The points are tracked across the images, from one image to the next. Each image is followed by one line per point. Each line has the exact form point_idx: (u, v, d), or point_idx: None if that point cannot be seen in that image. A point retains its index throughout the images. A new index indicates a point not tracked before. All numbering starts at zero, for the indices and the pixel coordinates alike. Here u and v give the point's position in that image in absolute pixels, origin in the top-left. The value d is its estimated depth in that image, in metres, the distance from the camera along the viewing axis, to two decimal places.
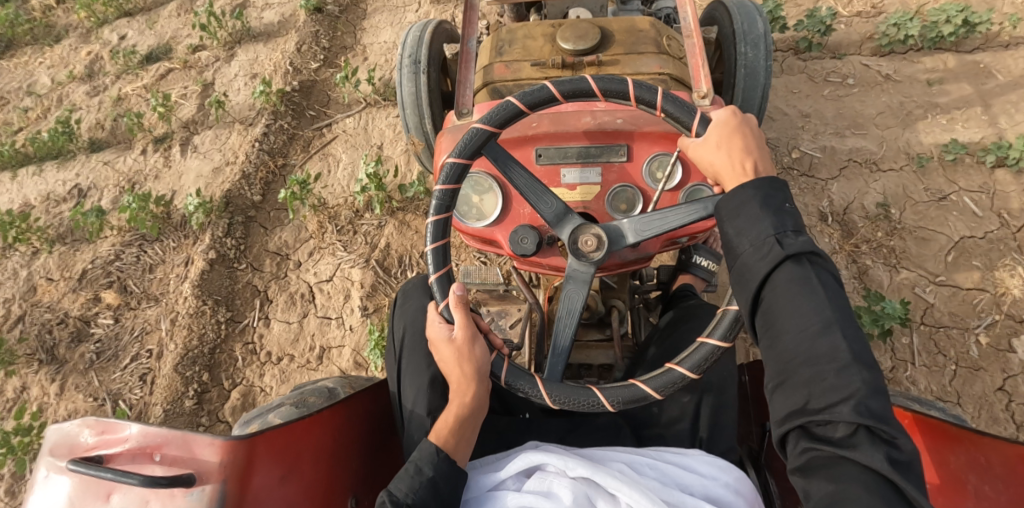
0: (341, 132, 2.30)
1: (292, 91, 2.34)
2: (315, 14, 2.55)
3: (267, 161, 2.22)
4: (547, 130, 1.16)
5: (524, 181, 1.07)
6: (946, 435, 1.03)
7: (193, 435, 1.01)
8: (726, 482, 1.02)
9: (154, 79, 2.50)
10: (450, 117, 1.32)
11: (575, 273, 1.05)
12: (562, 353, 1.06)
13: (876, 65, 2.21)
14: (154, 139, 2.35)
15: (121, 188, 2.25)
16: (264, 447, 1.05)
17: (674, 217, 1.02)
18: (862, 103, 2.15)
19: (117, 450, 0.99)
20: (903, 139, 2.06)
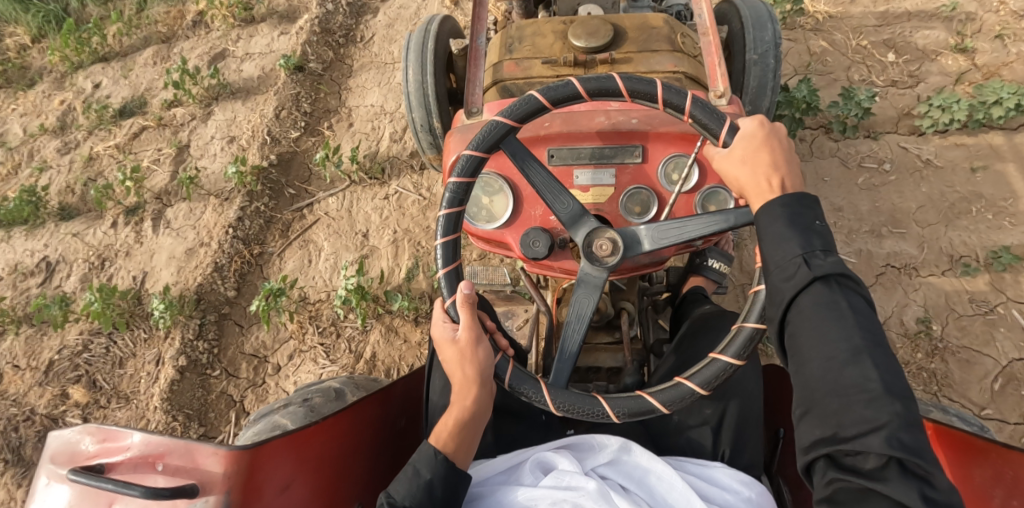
0: (322, 213, 2.20)
1: (269, 167, 2.25)
2: (295, 73, 2.44)
3: (242, 250, 2.12)
4: (560, 130, 1.13)
5: (542, 178, 1.05)
6: (970, 447, 1.00)
7: (197, 445, 0.98)
8: (748, 497, 1.01)
9: (126, 137, 2.45)
10: (460, 116, 1.28)
11: (588, 277, 1.03)
12: (569, 359, 1.03)
13: (915, 148, 2.07)
14: (125, 209, 2.28)
15: (90, 263, 2.20)
16: (268, 455, 1.02)
17: (691, 228, 1.00)
18: (900, 196, 2.00)
19: (118, 459, 0.97)
20: (945, 238, 1.92)
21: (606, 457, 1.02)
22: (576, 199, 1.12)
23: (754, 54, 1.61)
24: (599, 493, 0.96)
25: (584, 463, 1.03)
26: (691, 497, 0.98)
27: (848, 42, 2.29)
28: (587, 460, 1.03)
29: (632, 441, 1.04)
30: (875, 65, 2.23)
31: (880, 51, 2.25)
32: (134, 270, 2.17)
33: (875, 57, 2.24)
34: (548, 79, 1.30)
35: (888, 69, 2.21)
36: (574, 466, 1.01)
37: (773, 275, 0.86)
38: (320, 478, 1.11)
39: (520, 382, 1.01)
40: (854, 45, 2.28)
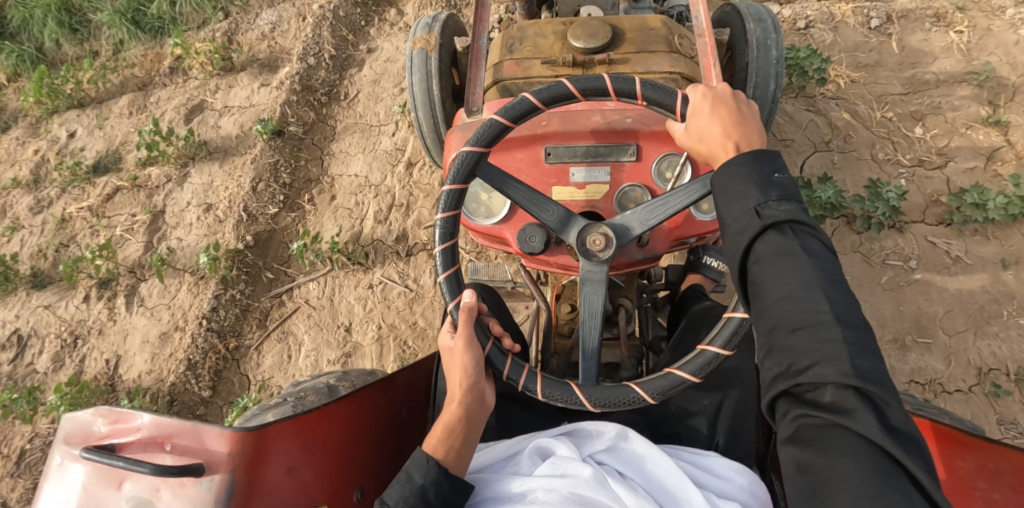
0: (303, 301, 2.18)
1: (245, 249, 2.24)
2: (274, 138, 2.41)
3: (217, 345, 2.11)
4: (556, 129, 1.17)
5: (522, 195, 1.07)
6: (955, 440, 1.03)
7: (204, 426, 1.03)
8: (742, 484, 1.04)
9: (99, 199, 2.47)
10: (461, 115, 1.33)
11: (589, 275, 1.06)
12: (593, 356, 1.07)
13: (946, 243, 1.90)
14: (97, 282, 2.31)
15: (63, 341, 2.25)
16: (274, 436, 1.07)
17: (667, 202, 1.04)
18: (928, 300, 1.86)
19: (129, 439, 1.02)
20: (973, 349, 1.79)
21: (605, 444, 1.05)
22: (572, 196, 1.15)
23: (757, 48, 1.63)
24: (595, 479, 0.99)
25: (582, 449, 1.05)
26: (687, 484, 1.00)
27: (874, 113, 2.08)
28: (585, 447, 1.06)
29: (628, 429, 1.07)
30: (903, 141, 2.04)
31: (907, 125, 2.05)
32: (106, 353, 2.20)
33: (904, 132, 2.05)
34: (547, 79, 1.34)
35: (915, 145, 2.02)
36: (573, 452, 1.03)
37: (729, 229, 0.90)
38: (326, 463, 1.15)
39: (557, 389, 1.04)
40: (880, 117, 2.08)
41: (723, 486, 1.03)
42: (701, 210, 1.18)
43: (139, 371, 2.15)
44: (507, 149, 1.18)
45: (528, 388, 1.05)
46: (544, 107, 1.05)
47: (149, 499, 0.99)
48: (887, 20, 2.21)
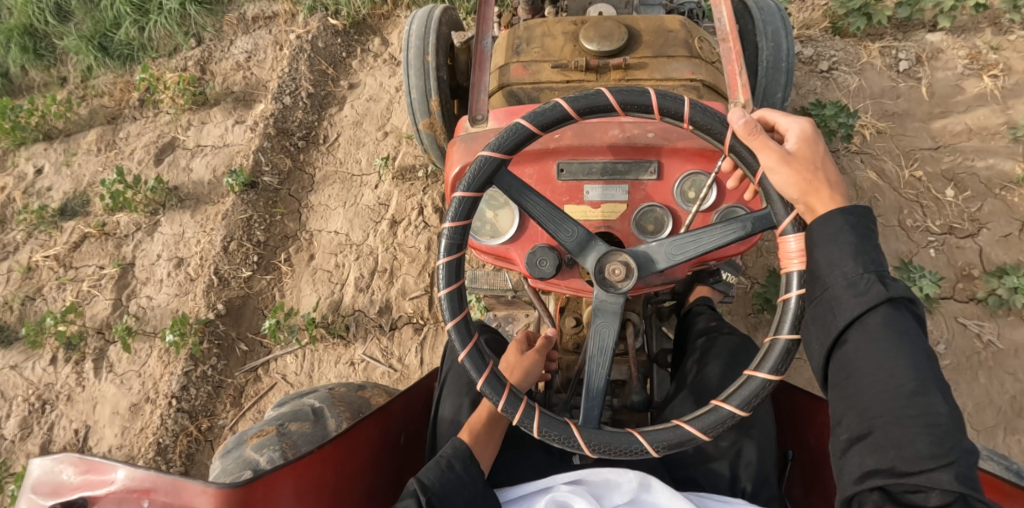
0: (279, 377, 2.09)
1: (217, 319, 2.12)
2: (248, 191, 2.30)
3: (189, 427, 1.99)
4: (570, 143, 1.07)
5: (541, 211, 0.99)
6: (996, 490, 0.96)
7: (185, 482, 0.94)
8: None
9: (67, 247, 2.39)
10: (462, 123, 1.23)
11: (604, 305, 0.98)
12: (597, 396, 0.97)
13: (977, 323, 1.84)
14: (64, 343, 2.22)
15: (30, 406, 2.17)
16: (261, 493, 0.97)
17: (713, 235, 0.96)
18: (955, 392, 1.79)
19: (102, 492, 0.93)
20: (1002, 445, 1.72)
21: (626, 497, 0.98)
22: (586, 216, 1.08)
23: (767, 40, 1.58)
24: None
25: (602, 503, 0.99)
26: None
27: (901, 173, 2.02)
28: (605, 499, 0.99)
29: (650, 477, 1.00)
30: (932, 205, 1.98)
31: (938, 187, 1.99)
32: (75, 422, 2.12)
33: (933, 194, 1.99)
34: (557, 84, 1.26)
35: (946, 210, 1.96)
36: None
37: (839, 290, 0.84)
38: None
39: (605, 440, 0.93)
40: (907, 177, 2.01)
41: None
42: None
43: (109, 444, 2.06)
44: (515, 164, 1.09)
45: (569, 442, 0.94)
46: (578, 118, 0.96)
47: None
48: (914, 62, 2.15)
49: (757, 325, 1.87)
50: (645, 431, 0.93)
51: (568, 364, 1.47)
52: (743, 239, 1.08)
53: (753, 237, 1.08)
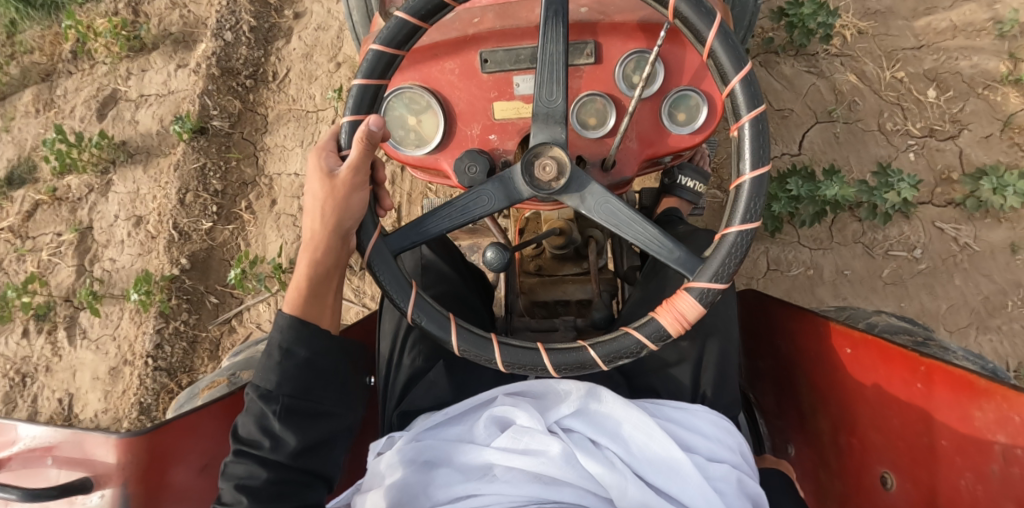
0: (254, 325, 1.97)
1: (183, 274, 1.95)
2: (198, 137, 2.02)
3: (168, 384, 1.88)
4: (492, 26, 0.94)
5: (547, 51, 0.84)
6: (972, 388, 0.89)
7: (85, 434, 0.86)
8: (729, 445, 0.92)
9: (20, 217, 2.11)
10: (377, 19, 1.09)
11: (508, 178, 0.88)
12: (425, 233, 0.90)
13: (954, 227, 1.76)
14: (34, 314, 2.02)
15: (11, 380, 2.01)
16: (172, 438, 0.89)
17: (645, 229, 0.87)
18: (931, 295, 1.74)
19: (9, 454, 0.88)
20: (975, 343, 1.70)
21: (571, 408, 0.89)
22: (519, 112, 0.95)
23: None
24: (563, 456, 0.84)
25: (546, 417, 0.89)
26: (671, 448, 0.86)
27: (882, 74, 1.86)
28: (550, 412, 0.90)
29: (599, 387, 0.91)
30: (912, 107, 1.84)
31: (919, 87, 1.84)
32: (57, 391, 1.97)
33: (914, 95, 1.84)
34: None
35: (927, 112, 1.83)
36: (534, 422, 0.87)
37: None
38: None
39: (607, 351, 0.83)
40: (889, 78, 1.86)
41: (710, 446, 0.90)
42: (676, 121, 0.96)
43: (95, 410, 1.94)
44: (434, 58, 0.95)
45: (585, 366, 0.85)
46: None
47: None
48: None
49: None
50: (640, 326, 0.84)
51: (529, 288, 1.37)
52: (697, 129, 0.96)
53: (709, 127, 0.97)
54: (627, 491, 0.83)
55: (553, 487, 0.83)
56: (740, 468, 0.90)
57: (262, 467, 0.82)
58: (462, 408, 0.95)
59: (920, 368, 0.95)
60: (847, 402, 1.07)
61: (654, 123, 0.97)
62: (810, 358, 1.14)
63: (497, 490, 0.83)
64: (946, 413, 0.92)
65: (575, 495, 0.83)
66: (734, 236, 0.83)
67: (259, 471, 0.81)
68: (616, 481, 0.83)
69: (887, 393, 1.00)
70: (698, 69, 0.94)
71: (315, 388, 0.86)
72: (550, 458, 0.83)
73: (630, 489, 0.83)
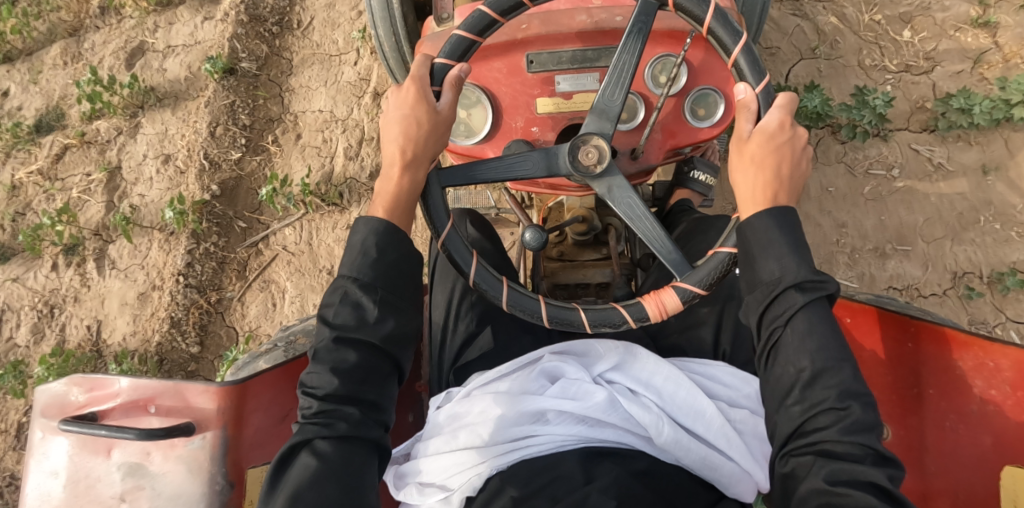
0: (280, 247, 2.03)
1: (212, 200, 2.02)
2: (226, 77, 2.09)
3: (198, 300, 1.97)
4: (538, 32, 1.05)
5: (622, 59, 0.95)
6: (954, 341, 1.04)
7: (185, 385, 0.95)
8: (748, 393, 1.06)
9: (48, 161, 2.18)
10: (429, 23, 1.18)
11: (556, 150, 0.99)
12: (468, 174, 1.02)
13: (928, 149, 1.84)
14: (63, 248, 2.10)
15: (38, 312, 2.07)
16: (259, 387, 0.99)
17: (654, 226, 1.00)
18: (909, 210, 1.83)
19: (109, 405, 0.94)
20: (950, 254, 1.79)
21: (610, 363, 1.04)
22: (558, 107, 1.07)
23: None
24: (607, 403, 0.99)
25: (590, 370, 1.05)
26: (698, 395, 1.00)
27: (861, 17, 1.93)
28: (593, 367, 1.05)
29: (636, 346, 1.07)
30: (889, 46, 1.90)
31: (895, 28, 1.91)
32: (86, 319, 2.04)
33: (891, 35, 1.91)
34: None
35: (903, 50, 1.89)
36: (582, 374, 1.03)
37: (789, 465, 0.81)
38: None
39: (595, 317, 0.97)
40: (867, 21, 1.92)
41: (731, 395, 1.05)
42: (697, 116, 1.08)
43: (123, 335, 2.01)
44: (485, 58, 1.07)
45: (573, 324, 0.99)
46: None
47: (141, 464, 0.93)
48: None
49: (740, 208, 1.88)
50: (627, 305, 0.97)
51: (552, 271, 1.48)
52: (715, 123, 1.08)
53: (725, 120, 1.09)
54: (663, 434, 0.96)
55: (598, 429, 0.98)
56: (759, 414, 1.04)
57: (353, 351, 0.92)
58: (514, 364, 1.10)
59: (910, 327, 1.09)
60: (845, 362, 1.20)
61: (677, 118, 1.08)
62: None
63: (552, 430, 0.98)
64: (931, 364, 1.07)
65: (618, 435, 0.98)
66: (726, 252, 0.95)
67: (349, 356, 0.91)
68: (657, 425, 0.96)
69: (882, 354, 1.14)
70: (715, 70, 1.06)
71: (399, 285, 0.97)
72: (596, 403, 0.99)
73: (665, 431, 0.96)
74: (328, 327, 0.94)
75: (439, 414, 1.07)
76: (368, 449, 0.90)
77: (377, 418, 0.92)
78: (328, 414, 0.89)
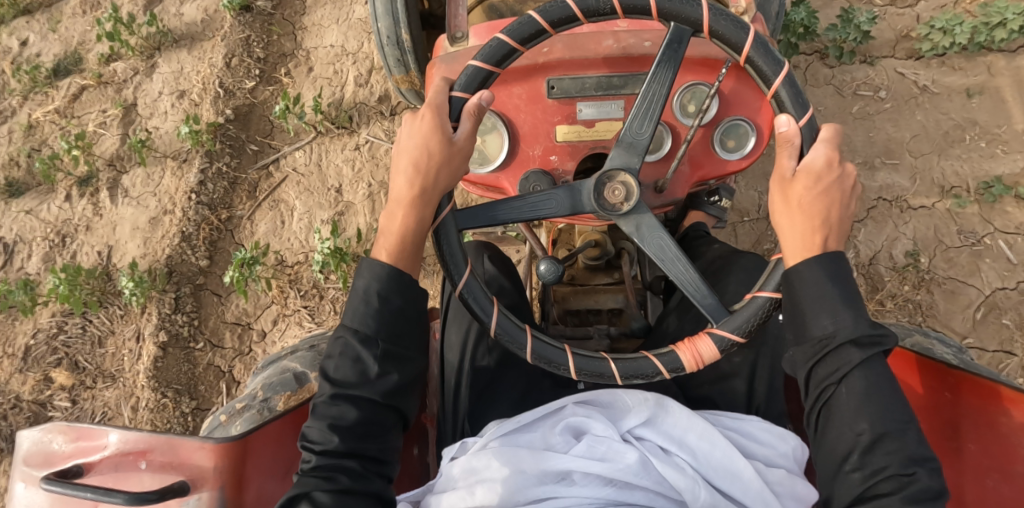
0: (290, 169, 1.98)
1: (227, 123, 1.97)
2: (243, 14, 2.04)
3: (209, 216, 1.92)
4: (562, 56, 0.98)
5: (650, 93, 0.90)
6: (999, 395, 0.96)
7: (180, 440, 0.87)
8: (785, 453, 0.99)
9: (65, 100, 2.11)
10: (442, 42, 1.11)
11: (580, 189, 0.93)
12: (489, 213, 0.96)
13: (914, 73, 1.88)
14: (78, 180, 2.04)
15: (50, 242, 2.01)
16: (259, 442, 0.91)
17: (687, 270, 0.94)
18: (895, 126, 1.86)
19: (96, 458, 0.86)
20: (938, 169, 1.81)
21: (641, 418, 0.98)
22: (579, 136, 1.02)
23: None
24: (638, 465, 0.93)
25: (619, 426, 0.99)
26: (734, 454, 0.94)
27: None
28: (622, 422, 0.99)
29: (667, 399, 1.01)
30: None
31: None
32: (98, 245, 1.99)
33: None
34: None
35: None
36: (609, 432, 0.97)
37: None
38: None
39: (626, 369, 0.90)
40: None
41: (768, 453, 0.99)
42: (726, 148, 1.02)
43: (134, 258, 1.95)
44: (502, 82, 1.01)
45: (602, 377, 0.92)
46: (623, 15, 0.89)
47: None
48: None
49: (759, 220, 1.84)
50: (660, 355, 0.91)
51: (563, 297, 1.42)
52: (744, 155, 1.03)
53: (755, 153, 1.03)
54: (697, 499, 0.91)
55: (626, 491, 0.93)
56: (796, 474, 0.98)
57: (353, 408, 0.85)
58: (534, 414, 1.04)
59: (949, 378, 1.03)
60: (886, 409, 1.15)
61: (705, 150, 1.03)
62: None
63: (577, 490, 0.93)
64: (973, 418, 1.00)
65: (648, 498, 0.93)
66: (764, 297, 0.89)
67: (349, 412, 0.85)
68: (689, 489, 0.91)
69: (919, 402, 1.08)
70: (749, 101, 1.01)
71: (403, 334, 0.90)
72: (626, 462, 0.93)
73: (700, 496, 0.91)
74: (328, 382, 0.88)
75: (451, 468, 0.99)
76: (371, 503, 0.83)
77: (378, 470, 0.86)
78: (329, 468, 0.82)
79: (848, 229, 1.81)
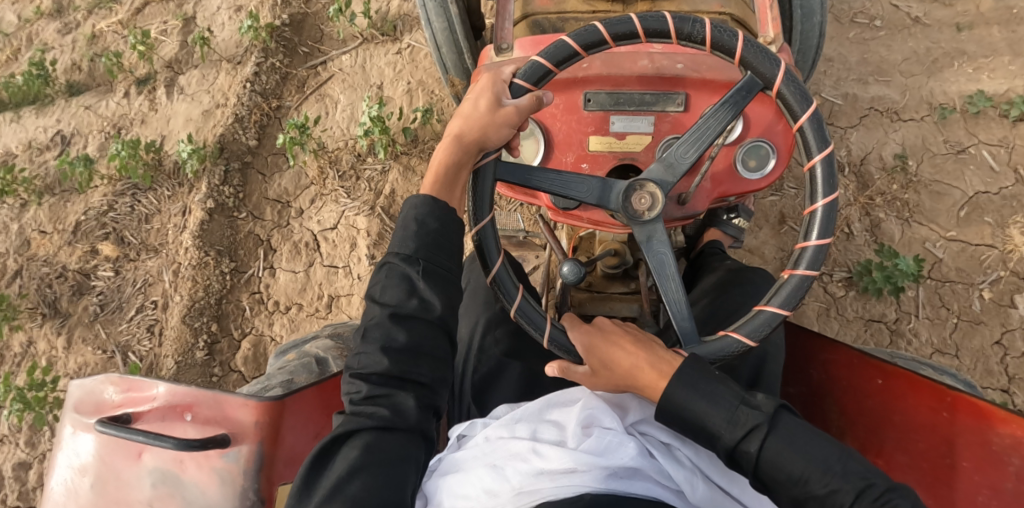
0: (336, 70, 2.24)
1: (282, 26, 2.24)
2: None
3: (261, 104, 2.18)
4: (599, 72, 1.06)
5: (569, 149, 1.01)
6: (991, 417, 1.03)
7: (226, 396, 0.97)
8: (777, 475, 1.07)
9: (129, 14, 2.40)
10: (488, 51, 1.18)
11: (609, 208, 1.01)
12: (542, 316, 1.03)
13: (907, 6, 2.06)
14: (136, 80, 2.33)
15: (107, 134, 2.28)
16: (295, 404, 1.01)
17: (676, 289, 1.01)
18: (888, 48, 2.04)
19: (145, 409, 0.95)
20: (927, 88, 1.99)
21: (642, 415, 1.06)
22: (610, 146, 1.08)
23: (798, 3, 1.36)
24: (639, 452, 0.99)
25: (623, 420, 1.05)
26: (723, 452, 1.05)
27: None
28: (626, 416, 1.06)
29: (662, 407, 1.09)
30: None
31: None
32: (153, 135, 2.26)
33: None
34: (582, 14, 1.25)
35: None
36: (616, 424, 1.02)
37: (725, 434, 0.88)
38: None
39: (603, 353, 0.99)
40: None
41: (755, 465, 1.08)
42: (747, 167, 1.09)
43: None
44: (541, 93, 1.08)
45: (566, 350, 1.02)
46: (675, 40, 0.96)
47: (174, 472, 0.93)
48: None
49: (771, 205, 1.93)
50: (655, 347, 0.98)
51: (579, 302, 1.48)
52: (764, 176, 1.09)
53: (774, 174, 1.10)
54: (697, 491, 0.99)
55: (627, 482, 0.96)
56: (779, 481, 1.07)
57: (393, 355, 0.93)
58: (536, 407, 1.11)
59: (946, 398, 1.07)
60: (876, 427, 1.18)
61: (726, 167, 1.10)
62: (841, 384, 1.25)
63: (578, 477, 0.95)
64: (965, 436, 1.05)
65: (647, 489, 0.97)
66: (767, 313, 0.96)
67: (383, 361, 0.93)
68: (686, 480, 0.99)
69: (915, 420, 1.12)
70: (771, 124, 1.08)
71: (417, 359, 0.95)
72: (625, 448, 0.98)
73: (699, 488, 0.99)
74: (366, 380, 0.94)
75: (469, 447, 1.07)
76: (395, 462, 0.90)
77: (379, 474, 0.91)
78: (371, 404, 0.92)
79: (840, 133, 1.99)
